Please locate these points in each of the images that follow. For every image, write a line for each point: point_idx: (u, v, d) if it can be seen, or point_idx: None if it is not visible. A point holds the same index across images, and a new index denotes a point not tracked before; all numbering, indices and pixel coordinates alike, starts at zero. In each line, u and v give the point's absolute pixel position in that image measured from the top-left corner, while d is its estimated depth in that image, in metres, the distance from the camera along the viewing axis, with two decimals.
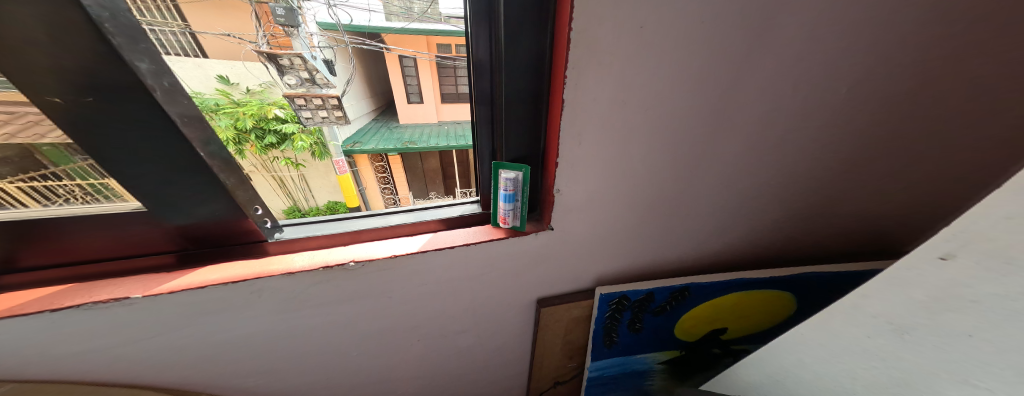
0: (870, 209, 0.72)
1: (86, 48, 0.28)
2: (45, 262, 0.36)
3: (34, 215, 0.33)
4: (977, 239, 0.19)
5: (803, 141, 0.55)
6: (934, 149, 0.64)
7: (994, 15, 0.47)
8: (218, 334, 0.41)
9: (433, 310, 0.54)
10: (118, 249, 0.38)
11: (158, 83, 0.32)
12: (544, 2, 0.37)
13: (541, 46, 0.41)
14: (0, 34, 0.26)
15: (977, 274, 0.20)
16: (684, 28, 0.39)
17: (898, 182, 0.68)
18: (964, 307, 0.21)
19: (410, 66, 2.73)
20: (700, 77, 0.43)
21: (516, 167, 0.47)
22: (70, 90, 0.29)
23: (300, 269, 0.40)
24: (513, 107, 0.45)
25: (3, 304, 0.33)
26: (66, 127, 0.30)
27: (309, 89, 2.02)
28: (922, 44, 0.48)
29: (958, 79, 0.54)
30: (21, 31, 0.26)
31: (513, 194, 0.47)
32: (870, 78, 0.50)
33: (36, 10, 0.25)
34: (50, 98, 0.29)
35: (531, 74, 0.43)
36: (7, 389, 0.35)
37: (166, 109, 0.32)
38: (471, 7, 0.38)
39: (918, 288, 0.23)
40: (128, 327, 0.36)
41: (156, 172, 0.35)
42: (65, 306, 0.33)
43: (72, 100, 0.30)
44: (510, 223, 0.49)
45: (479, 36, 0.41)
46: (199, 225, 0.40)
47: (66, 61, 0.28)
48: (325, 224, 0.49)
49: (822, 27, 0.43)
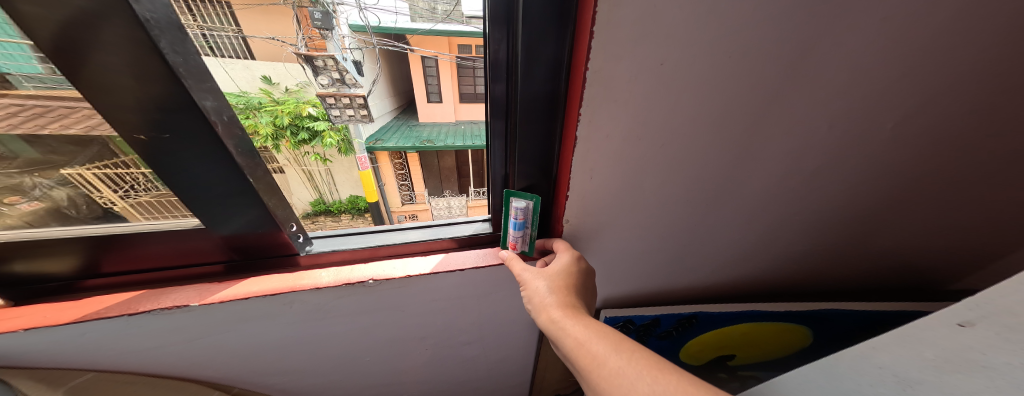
0: (904, 243, 0.68)
1: (163, 90, 0.33)
2: (121, 268, 0.42)
3: (114, 231, 0.39)
4: (1004, 312, 0.20)
5: (826, 175, 0.53)
6: (983, 184, 0.59)
7: None
8: (251, 338, 0.46)
9: (445, 323, 0.58)
10: (176, 258, 0.44)
11: (219, 118, 0.37)
12: (562, 26, 0.38)
13: (557, 75, 0.42)
14: (100, 81, 0.31)
15: (993, 344, 0.20)
16: (700, 69, 0.39)
17: (935, 216, 0.64)
18: (975, 371, 0.21)
19: (432, 66, 2.79)
20: (715, 114, 0.44)
21: (528, 197, 0.49)
22: (151, 128, 0.34)
23: (326, 285, 0.43)
24: (528, 136, 0.48)
25: (90, 307, 0.38)
26: (147, 159, 0.36)
27: (340, 88, 2.11)
28: (967, 79, 0.45)
29: (1010, 117, 0.50)
30: (115, 77, 0.31)
31: (523, 223, 0.48)
32: (905, 114, 0.48)
33: (127, 61, 0.30)
34: (137, 136, 0.35)
35: (545, 103, 0.45)
36: (86, 378, 0.41)
37: (224, 143, 0.37)
38: (489, 13, 0.38)
39: (930, 347, 0.23)
40: (181, 331, 0.41)
41: (212, 193, 0.40)
42: (139, 311, 0.37)
43: (153, 137, 0.35)
44: (520, 248, 0.50)
45: (497, 44, 0.41)
46: (243, 236, 0.45)
47: (147, 100, 0.33)
48: (348, 238, 0.53)
49: (853, 66, 0.42)
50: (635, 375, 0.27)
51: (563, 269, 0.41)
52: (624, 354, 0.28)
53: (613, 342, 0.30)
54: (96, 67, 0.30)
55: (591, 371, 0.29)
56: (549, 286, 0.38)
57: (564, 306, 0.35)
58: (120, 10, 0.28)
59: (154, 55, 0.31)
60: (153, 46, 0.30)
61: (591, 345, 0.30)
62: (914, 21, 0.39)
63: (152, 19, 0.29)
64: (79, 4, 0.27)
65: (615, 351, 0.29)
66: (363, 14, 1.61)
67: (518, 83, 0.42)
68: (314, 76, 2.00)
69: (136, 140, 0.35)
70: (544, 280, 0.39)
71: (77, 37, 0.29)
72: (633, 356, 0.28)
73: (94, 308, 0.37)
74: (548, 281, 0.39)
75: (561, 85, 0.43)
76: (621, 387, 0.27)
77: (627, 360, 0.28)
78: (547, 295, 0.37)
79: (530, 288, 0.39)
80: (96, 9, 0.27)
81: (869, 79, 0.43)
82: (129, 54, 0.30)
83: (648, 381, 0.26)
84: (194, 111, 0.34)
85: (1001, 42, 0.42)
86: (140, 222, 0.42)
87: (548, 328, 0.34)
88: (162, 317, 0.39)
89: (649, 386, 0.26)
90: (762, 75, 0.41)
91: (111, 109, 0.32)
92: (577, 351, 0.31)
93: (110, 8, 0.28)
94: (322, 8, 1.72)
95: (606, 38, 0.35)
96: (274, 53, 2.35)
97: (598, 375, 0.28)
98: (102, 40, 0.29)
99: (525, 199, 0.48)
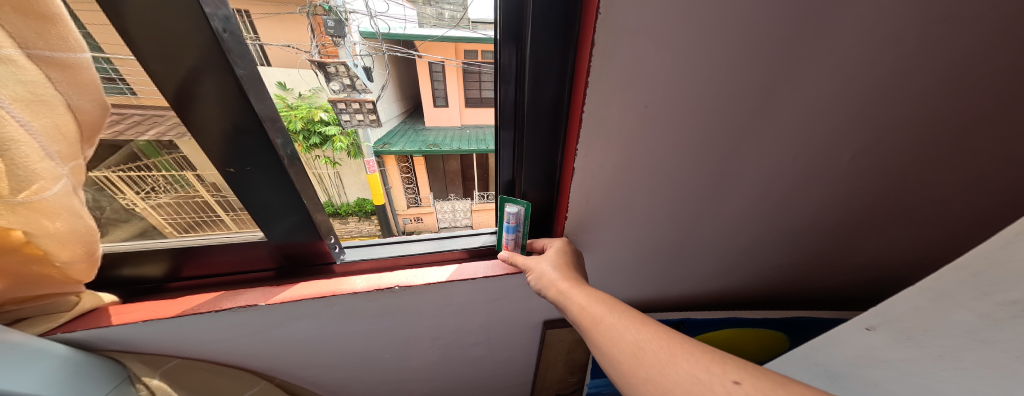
0: (875, 256, 0.74)
1: (248, 130, 0.42)
2: (197, 273, 0.51)
3: (201, 242, 0.49)
4: (894, 321, 0.31)
5: (796, 196, 0.60)
6: (942, 202, 0.66)
7: (990, 91, 0.51)
8: (293, 338, 0.53)
9: (456, 325, 0.65)
10: (238, 265, 0.52)
11: (285, 152, 0.46)
12: (563, 61, 0.46)
13: (559, 99, 0.50)
14: (206, 127, 0.41)
15: (887, 342, 0.32)
16: (678, 112, 0.47)
17: (903, 231, 0.70)
18: (875, 363, 0.32)
19: (438, 71, 2.91)
20: (694, 147, 0.51)
21: (518, 203, 0.54)
22: (236, 162, 0.44)
23: (361, 290, 0.51)
24: (534, 132, 0.53)
25: (181, 303, 0.45)
26: (232, 186, 0.46)
27: (350, 94, 2.22)
28: (915, 116, 0.52)
29: (956, 146, 0.57)
30: (213, 121, 0.41)
31: (515, 226, 0.56)
32: (863, 146, 0.54)
33: (219, 103, 0.40)
34: (228, 169, 0.45)
35: (549, 124, 0.52)
36: (173, 364, 0.46)
37: (288, 169, 0.47)
38: (501, 33, 0.46)
39: (850, 347, 0.35)
40: (237, 332, 0.48)
41: (274, 210, 0.49)
42: (223, 308, 0.44)
43: (238, 169, 0.45)
44: (511, 249, 0.58)
45: (506, 57, 0.49)
46: (291, 246, 0.53)
47: (236, 138, 0.43)
48: (374, 249, 0.62)
49: (812, 107, 0.49)
50: (624, 326, 0.34)
51: (562, 254, 0.49)
52: (616, 312, 0.35)
53: (608, 304, 0.37)
54: (201, 113, 0.40)
55: (589, 327, 0.35)
56: (553, 266, 0.46)
57: (567, 279, 0.42)
58: (220, 67, 0.37)
59: (240, 98, 0.40)
60: (241, 92, 0.39)
61: (590, 308, 0.37)
62: (858, 72, 0.46)
63: (244, 75, 0.39)
64: (188, 64, 0.36)
65: (608, 311, 0.36)
66: (374, 22, 1.73)
67: (526, 91, 0.48)
68: (327, 82, 2.09)
69: (226, 171, 0.45)
70: (548, 262, 0.47)
71: (186, 90, 0.38)
72: (623, 314, 0.35)
73: (184, 304, 0.44)
74: (552, 261, 0.47)
75: (564, 90, 0.49)
76: (611, 335, 0.33)
77: (617, 318, 0.34)
78: (553, 273, 0.44)
79: (537, 270, 0.47)
80: (202, 67, 0.37)
81: (827, 118, 0.50)
82: (222, 98, 0.40)
83: (633, 331, 0.33)
84: (267, 146, 0.44)
85: (938, 86, 0.49)
86: (215, 235, 0.51)
87: (555, 295, 0.41)
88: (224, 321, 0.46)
89: (634, 335, 0.32)
90: (732, 115, 0.48)
91: (208, 145, 0.42)
92: (578, 313, 0.37)
93: (211, 65, 0.37)
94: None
95: (598, 88, 0.43)
96: (290, 59, 2.48)
97: (592, 327, 0.35)
98: (203, 92, 0.39)
99: (517, 205, 0.54)
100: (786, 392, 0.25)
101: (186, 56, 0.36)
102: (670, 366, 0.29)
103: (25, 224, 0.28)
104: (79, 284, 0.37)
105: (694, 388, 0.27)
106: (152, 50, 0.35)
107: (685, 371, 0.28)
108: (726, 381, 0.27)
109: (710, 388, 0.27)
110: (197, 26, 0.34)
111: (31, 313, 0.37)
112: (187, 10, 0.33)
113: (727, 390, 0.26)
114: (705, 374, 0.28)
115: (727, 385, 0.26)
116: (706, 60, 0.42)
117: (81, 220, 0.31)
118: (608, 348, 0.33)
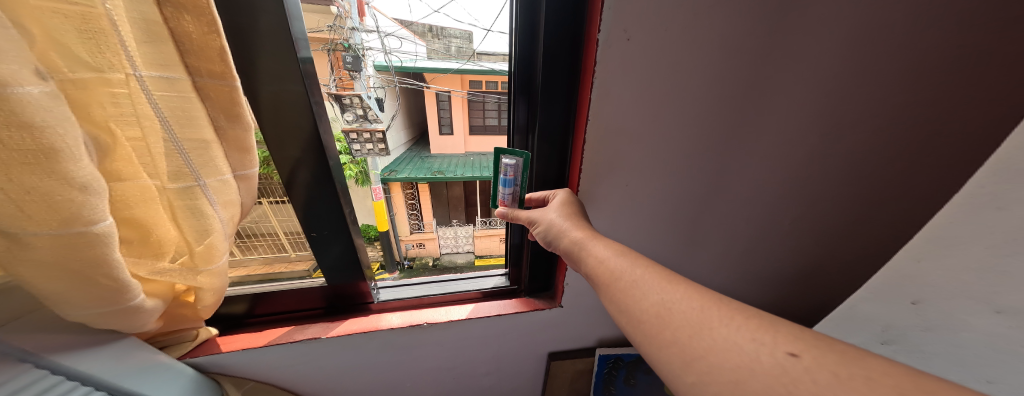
0: (832, 290, 0.86)
1: (329, 204, 0.57)
2: (268, 310, 0.62)
3: (273, 289, 0.61)
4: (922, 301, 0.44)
5: (758, 245, 0.72)
6: (874, 245, 0.79)
7: (882, 166, 0.67)
8: (337, 368, 0.62)
9: (471, 357, 0.73)
10: (300, 303, 0.64)
11: (351, 217, 0.61)
12: (570, 93, 0.51)
13: (567, 123, 0.54)
14: (300, 203, 0.56)
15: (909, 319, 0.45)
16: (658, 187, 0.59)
17: (850, 268, 0.82)
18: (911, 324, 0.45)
19: (444, 101, 2.97)
20: (675, 211, 0.62)
21: (517, 154, 0.51)
22: (317, 228, 0.59)
23: (398, 325, 0.62)
24: (545, 171, 0.58)
25: (262, 336, 0.56)
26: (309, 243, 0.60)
27: (362, 124, 1.99)
28: (837, 185, 0.67)
29: (871, 205, 0.72)
30: (307, 197, 0.55)
31: (512, 179, 0.51)
32: (804, 208, 0.68)
33: (311, 180, 0.54)
34: (311, 233, 0.59)
35: (557, 149, 0.56)
36: (250, 386, 0.55)
37: (352, 230, 0.61)
38: (516, 67, 0.50)
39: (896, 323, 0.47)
40: (296, 362, 0.58)
41: (335, 259, 0.63)
42: (295, 339, 0.56)
43: (317, 232, 0.59)
44: (509, 206, 0.54)
45: (518, 92, 0.52)
46: (341, 287, 0.66)
47: (319, 209, 0.57)
48: (405, 289, 0.74)
49: (762, 180, 0.62)
50: (650, 287, 0.34)
51: (568, 202, 0.50)
52: (640, 270, 0.36)
53: (630, 260, 0.38)
54: (298, 192, 0.55)
55: (607, 281, 0.37)
56: (561, 215, 0.47)
57: (581, 230, 0.44)
58: (316, 156, 0.53)
59: (324, 177, 0.55)
60: (327, 174, 0.54)
61: (609, 263, 0.38)
62: (789, 158, 0.60)
63: (333, 164, 0.55)
64: (294, 155, 0.52)
65: (630, 267, 0.37)
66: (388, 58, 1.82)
67: (539, 114, 0.52)
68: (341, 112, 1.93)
69: (307, 235, 0.59)
70: (555, 213, 0.48)
71: (292, 175, 0.53)
72: (649, 274, 0.36)
73: (263, 338, 0.55)
74: (558, 212, 0.48)
75: (569, 132, 0.54)
76: (635, 294, 0.34)
77: (640, 275, 0.36)
78: (563, 223, 0.46)
79: (544, 222, 0.48)
80: (303, 158, 0.52)
81: (776, 181, 0.62)
82: (312, 179, 0.54)
83: (658, 293, 0.34)
84: (339, 213, 0.58)
85: (847, 163, 0.64)
86: (285, 280, 0.65)
87: (574, 247, 0.43)
88: (289, 353, 0.56)
89: (658, 294, 0.34)
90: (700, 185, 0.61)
91: (299, 214, 0.57)
92: (597, 267, 0.39)
93: (310, 155, 0.52)
94: (353, 53, 1.78)
95: (595, 151, 0.51)
96: None
97: (614, 284, 0.36)
98: (300, 176, 0.53)
99: (515, 156, 0.50)
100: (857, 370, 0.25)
101: (294, 148, 0.51)
102: (704, 330, 0.30)
103: (187, 280, 0.38)
104: (202, 318, 0.46)
105: (731, 355, 0.27)
106: (274, 142, 0.50)
107: (721, 337, 0.29)
108: (780, 352, 0.26)
109: (756, 357, 0.27)
110: (305, 126, 0.50)
111: (168, 343, 0.47)
112: (301, 114, 0.49)
113: (780, 360, 0.26)
114: (751, 343, 0.28)
115: (780, 356, 0.26)
116: (674, 148, 0.54)
117: (225, 278, 0.41)
118: (629, 307, 0.34)
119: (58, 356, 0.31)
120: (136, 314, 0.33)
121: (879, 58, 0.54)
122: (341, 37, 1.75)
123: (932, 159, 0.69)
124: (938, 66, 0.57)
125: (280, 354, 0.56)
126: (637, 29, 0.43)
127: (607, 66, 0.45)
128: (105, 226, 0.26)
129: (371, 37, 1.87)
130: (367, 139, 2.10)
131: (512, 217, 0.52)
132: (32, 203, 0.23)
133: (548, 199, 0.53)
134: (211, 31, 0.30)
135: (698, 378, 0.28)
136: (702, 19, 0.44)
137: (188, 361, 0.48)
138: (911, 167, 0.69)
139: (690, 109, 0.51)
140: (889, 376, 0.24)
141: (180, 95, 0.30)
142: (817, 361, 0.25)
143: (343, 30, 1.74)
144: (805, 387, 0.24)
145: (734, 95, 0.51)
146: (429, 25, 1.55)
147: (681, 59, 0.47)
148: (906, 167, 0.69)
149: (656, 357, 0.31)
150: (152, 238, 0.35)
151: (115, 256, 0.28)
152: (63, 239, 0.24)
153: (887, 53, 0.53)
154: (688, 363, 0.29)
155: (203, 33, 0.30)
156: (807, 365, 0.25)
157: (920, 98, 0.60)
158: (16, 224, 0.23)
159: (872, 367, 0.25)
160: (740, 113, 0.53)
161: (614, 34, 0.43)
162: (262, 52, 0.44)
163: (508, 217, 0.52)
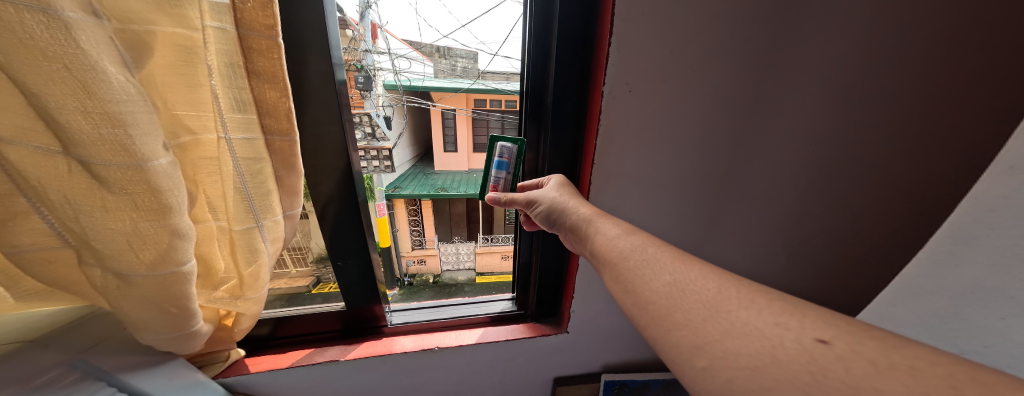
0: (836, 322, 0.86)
1: (355, 234, 0.62)
2: (290, 332, 0.66)
3: (297, 312, 0.66)
4: (980, 290, 0.51)
5: (758, 274, 0.73)
6: (881, 278, 0.79)
7: (881, 204, 0.69)
8: (353, 387, 0.64)
9: (479, 381, 0.75)
10: (319, 326, 0.68)
11: (374, 245, 0.65)
12: (579, 119, 0.56)
13: (575, 144, 0.58)
14: (332, 234, 0.61)
15: (978, 302, 0.51)
16: (665, 218, 0.62)
17: (857, 300, 0.82)
18: (982, 309, 0.50)
19: (450, 118, 2.95)
20: (678, 237, 0.65)
21: (515, 141, 0.57)
22: (341, 256, 0.63)
23: (411, 349, 0.65)
24: None
25: (283, 360, 0.60)
26: (336, 270, 0.65)
27: (370, 142, 1.80)
28: (832, 223, 0.70)
29: (872, 238, 0.73)
30: (337, 227, 0.61)
31: (507, 162, 0.56)
32: (799, 243, 0.71)
33: (340, 212, 0.59)
34: (337, 262, 0.64)
35: (566, 169, 0.60)
36: None
37: (371, 255, 0.65)
38: (528, 88, 0.55)
39: (970, 309, 0.51)
40: (315, 380, 0.60)
41: (353, 282, 0.66)
42: (316, 361, 0.60)
43: (341, 262, 0.64)
44: (500, 190, 0.57)
45: (528, 110, 0.57)
46: (359, 311, 0.69)
47: (344, 239, 0.62)
48: (416, 312, 0.77)
49: (759, 212, 0.65)
50: (662, 268, 0.35)
51: (565, 183, 0.55)
52: (651, 249, 0.38)
53: (641, 240, 0.40)
54: (328, 223, 0.60)
55: (615, 260, 0.39)
56: (560, 194, 0.52)
57: (591, 208, 0.48)
58: (347, 191, 0.58)
59: (353, 210, 0.60)
60: (353, 206, 0.59)
61: (619, 242, 0.40)
62: (781, 194, 0.64)
63: (363, 199, 0.60)
64: (327, 190, 0.57)
65: (644, 245, 0.39)
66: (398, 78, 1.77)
67: (549, 134, 0.56)
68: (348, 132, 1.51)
69: (332, 263, 0.64)
70: (555, 192, 0.53)
71: (326, 208, 0.58)
72: (661, 253, 0.37)
73: (286, 360, 0.59)
74: (557, 191, 0.53)
75: (578, 153, 0.58)
76: (646, 274, 0.35)
77: (653, 253, 0.37)
78: (568, 200, 0.50)
79: (547, 201, 0.52)
80: (335, 194, 0.58)
81: (771, 214, 0.66)
82: (342, 212, 0.59)
83: (671, 274, 0.35)
84: (361, 244, 0.63)
85: (842, 199, 0.67)
86: (307, 305, 0.69)
87: (583, 223, 0.46)
88: (309, 373, 0.59)
89: (671, 274, 0.34)
90: (702, 211, 0.63)
91: (329, 244, 0.62)
92: (605, 245, 0.41)
93: (343, 191, 0.58)
94: (365, 74, 1.54)
95: (602, 172, 0.55)
96: None
97: (623, 263, 0.37)
98: (331, 209, 0.59)
99: (512, 141, 0.56)
100: (902, 358, 0.24)
101: (329, 184, 0.57)
102: (721, 313, 0.30)
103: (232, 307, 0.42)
104: (234, 340, 0.49)
105: (751, 339, 0.27)
106: (313, 177, 0.55)
107: (740, 320, 0.29)
108: (808, 339, 0.26)
109: (780, 342, 0.26)
110: (337, 162, 0.55)
111: (204, 363, 0.52)
112: (334, 152, 0.54)
113: (808, 346, 0.25)
114: (775, 328, 0.27)
115: (809, 343, 0.26)
116: (674, 179, 0.58)
117: (262, 305, 0.44)
118: (639, 287, 0.35)
119: (129, 376, 0.35)
120: (193, 339, 0.37)
121: (866, 98, 0.58)
122: (355, 59, 1.48)
123: (933, 195, 0.70)
124: (924, 107, 0.61)
125: (300, 373, 0.59)
126: (638, 83, 0.49)
127: (611, 113, 0.50)
128: (189, 267, 0.31)
129: (383, 58, 1.68)
130: (375, 156, 1.90)
131: (504, 202, 0.55)
132: (144, 249, 0.29)
133: (541, 184, 0.58)
134: (283, 95, 0.36)
135: (709, 362, 0.28)
136: (695, 74, 0.50)
137: (219, 381, 0.53)
138: (913, 202, 0.70)
139: (691, 144, 0.56)
140: (938, 366, 0.23)
141: (255, 153, 0.35)
142: (850, 348, 0.25)
143: (359, 53, 1.48)
144: (836, 376, 0.24)
145: (731, 134, 0.56)
146: (440, 47, 1.59)
147: (674, 109, 0.52)
148: (908, 201, 0.69)
149: (665, 340, 0.32)
150: (217, 274, 0.40)
151: (190, 291, 0.33)
152: (161, 278, 0.30)
153: (868, 98, 0.58)
154: (700, 347, 0.29)
155: (276, 96, 0.35)
156: (839, 352, 0.25)
157: (915, 131, 0.63)
158: (129, 266, 0.29)
159: (916, 357, 0.24)
160: (737, 144, 0.57)
161: (616, 87, 0.49)
162: (309, 97, 0.50)
163: (499, 202, 0.55)
